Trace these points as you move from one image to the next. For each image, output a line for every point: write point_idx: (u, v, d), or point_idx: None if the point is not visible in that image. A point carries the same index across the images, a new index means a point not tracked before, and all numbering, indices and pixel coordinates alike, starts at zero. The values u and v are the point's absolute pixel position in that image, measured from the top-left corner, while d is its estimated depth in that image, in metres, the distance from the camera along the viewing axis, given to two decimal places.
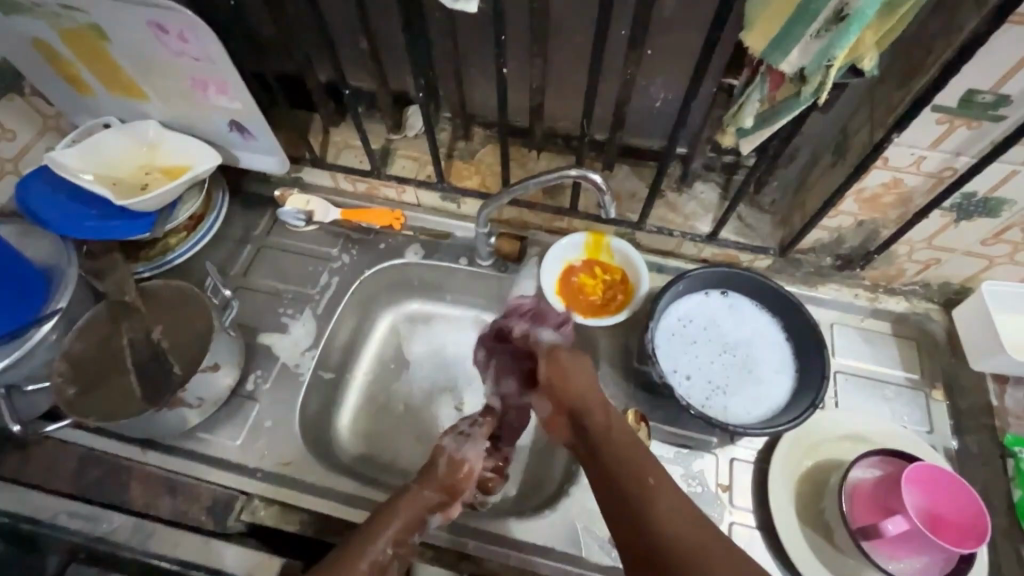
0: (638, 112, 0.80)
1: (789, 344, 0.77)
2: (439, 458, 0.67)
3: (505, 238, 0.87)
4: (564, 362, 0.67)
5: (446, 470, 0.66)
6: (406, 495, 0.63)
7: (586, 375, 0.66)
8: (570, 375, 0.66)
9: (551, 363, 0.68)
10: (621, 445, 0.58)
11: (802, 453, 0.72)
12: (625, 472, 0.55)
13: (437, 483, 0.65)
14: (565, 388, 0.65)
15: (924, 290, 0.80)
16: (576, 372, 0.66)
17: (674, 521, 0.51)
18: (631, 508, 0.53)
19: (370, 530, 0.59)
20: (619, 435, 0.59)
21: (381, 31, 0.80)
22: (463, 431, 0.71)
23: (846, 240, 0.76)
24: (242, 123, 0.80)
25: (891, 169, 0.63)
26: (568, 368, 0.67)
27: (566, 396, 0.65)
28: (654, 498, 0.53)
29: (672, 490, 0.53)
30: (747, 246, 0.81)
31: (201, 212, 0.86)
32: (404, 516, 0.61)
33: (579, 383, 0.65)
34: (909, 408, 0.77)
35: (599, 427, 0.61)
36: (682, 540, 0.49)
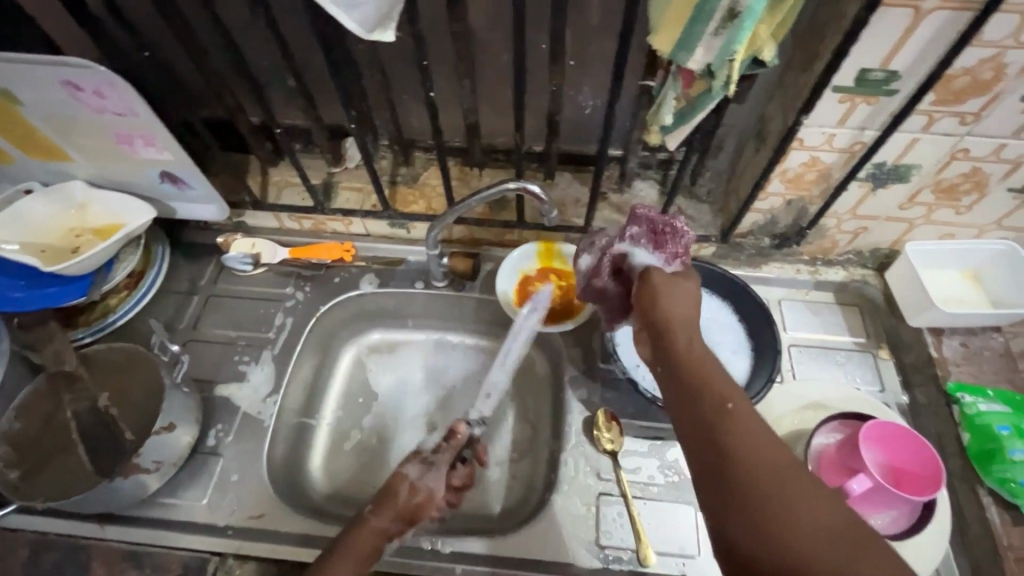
0: (571, 120, 0.82)
1: (741, 324, 0.80)
2: (399, 485, 0.67)
3: (458, 256, 0.88)
4: (659, 281, 0.60)
5: (408, 496, 0.66)
6: (364, 526, 0.63)
7: (681, 296, 0.59)
8: (665, 288, 0.59)
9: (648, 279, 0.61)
10: (704, 367, 0.52)
11: (768, 427, 0.75)
12: (703, 395, 0.50)
13: (396, 510, 0.65)
14: (652, 302, 0.59)
15: (858, 258, 0.85)
16: (671, 291, 0.59)
17: (752, 449, 0.45)
18: (705, 429, 0.48)
19: (321, 570, 0.58)
20: (698, 359, 0.54)
21: (308, 67, 0.80)
22: (427, 458, 0.71)
23: (779, 220, 0.80)
24: (173, 173, 0.79)
25: (807, 148, 0.67)
26: (660, 286, 0.59)
27: (653, 309, 0.59)
28: (731, 424, 0.47)
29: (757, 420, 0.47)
30: (690, 236, 0.84)
31: (141, 269, 0.84)
32: (363, 548, 0.61)
33: (682, 300, 0.59)
34: (860, 370, 0.80)
35: (679, 351, 0.55)
36: (761, 465, 0.44)
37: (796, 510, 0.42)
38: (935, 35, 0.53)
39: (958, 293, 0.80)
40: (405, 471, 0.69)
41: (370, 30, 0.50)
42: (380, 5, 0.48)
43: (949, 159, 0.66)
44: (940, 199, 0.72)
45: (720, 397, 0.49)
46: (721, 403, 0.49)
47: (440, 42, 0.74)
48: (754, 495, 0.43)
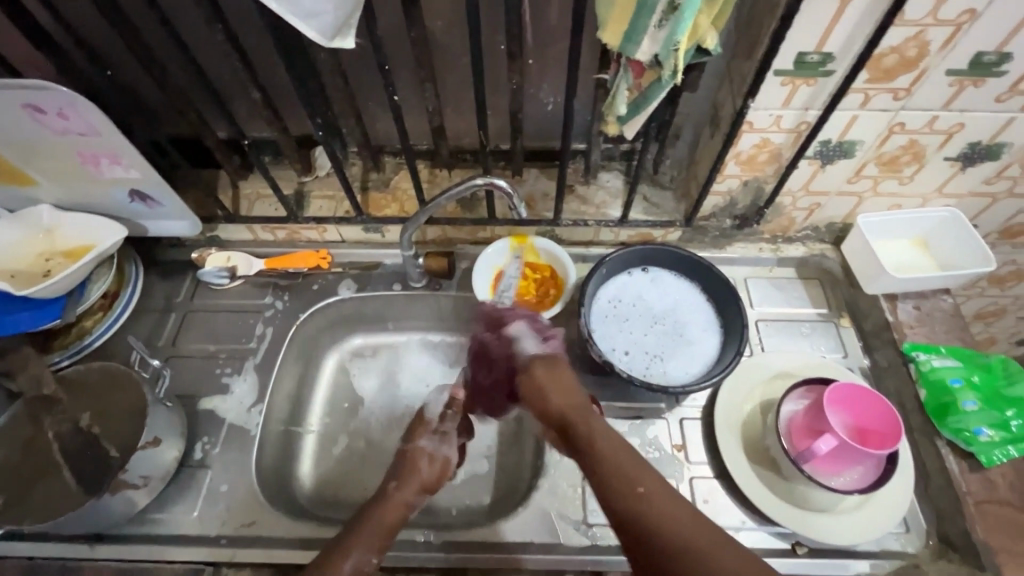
0: (534, 117, 0.85)
1: (710, 304, 0.83)
2: (420, 460, 0.73)
3: (432, 256, 0.88)
4: (542, 377, 0.73)
5: (427, 468, 0.72)
6: (389, 496, 0.67)
7: (567, 388, 0.72)
8: (547, 391, 0.72)
9: (532, 381, 0.73)
10: (614, 458, 0.62)
11: (741, 399, 0.78)
12: (615, 484, 0.59)
13: (419, 483, 0.71)
14: (548, 404, 0.71)
15: (815, 234, 0.90)
16: (556, 385, 0.72)
17: (667, 524, 0.54)
18: (626, 519, 0.56)
19: (348, 540, 0.61)
20: (607, 446, 0.63)
21: (272, 79, 0.81)
22: (439, 431, 0.78)
23: (738, 201, 0.83)
24: (142, 190, 0.79)
25: (757, 131, 0.70)
26: (540, 380, 0.73)
27: (551, 410, 0.71)
28: (644, 506, 0.56)
29: (664, 495, 0.57)
30: (656, 222, 0.87)
31: (115, 290, 0.84)
32: (391, 520, 0.65)
33: (559, 398, 0.71)
34: (824, 339, 0.85)
35: (585, 442, 0.65)
36: (675, 537, 0.53)
37: (711, 573, 0.49)
38: (861, 17, 0.57)
39: (909, 260, 0.85)
40: (423, 444, 0.75)
41: (331, 38, 0.52)
42: (338, 14, 0.50)
43: (888, 133, 0.70)
44: (884, 172, 0.77)
45: (630, 483, 0.58)
46: (632, 488, 0.58)
47: (401, 48, 0.76)
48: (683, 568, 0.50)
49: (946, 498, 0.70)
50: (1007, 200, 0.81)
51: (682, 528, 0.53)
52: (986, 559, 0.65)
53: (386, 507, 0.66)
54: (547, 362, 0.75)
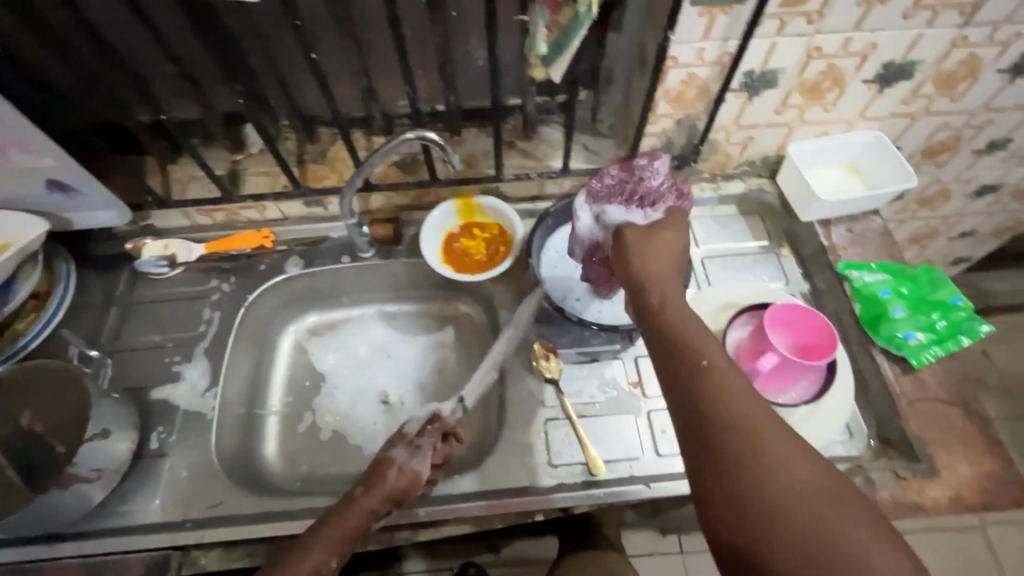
0: (466, 73, 0.84)
1: None
2: (387, 468, 0.66)
3: (378, 223, 0.88)
4: (635, 244, 0.63)
5: (397, 480, 0.66)
6: (355, 506, 0.63)
7: (660, 255, 0.62)
8: (644, 253, 0.63)
9: (641, 240, 0.63)
10: (677, 327, 0.57)
11: None
12: (677, 355, 0.55)
13: (383, 492, 0.65)
14: (642, 262, 0.62)
15: (752, 169, 0.92)
16: (652, 251, 0.63)
17: (733, 400, 0.50)
18: (685, 386, 0.52)
19: (304, 541, 0.60)
20: (676, 316, 0.58)
21: (186, 52, 0.77)
22: (413, 441, 0.70)
23: (674, 141, 0.85)
24: (60, 179, 0.75)
25: (682, 66, 0.71)
26: (650, 247, 0.63)
27: (632, 269, 0.62)
28: (707, 375, 0.52)
29: (731, 371, 0.52)
30: (598, 169, 0.88)
31: (47, 288, 0.81)
32: (348, 529, 0.62)
33: (664, 262, 0.62)
34: (766, 269, 0.88)
35: (653, 306, 0.60)
36: (740, 419, 0.49)
37: (776, 469, 0.46)
38: None
39: (840, 186, 0.88)
40: (392, 455, 0.68)
41: None
42: None
43: (807, 59, 0.72)
44: (808, 100, 0.79)
45: (693, 353, 0.54)
46: (696, 359, 0.53)
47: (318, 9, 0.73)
48: (735, 450, 0.47)
49: (884, 402, 0.74)
50: (925, 119, 0.84)
51: (750, 408, 0.49)
52: (920, 452, 0.70)
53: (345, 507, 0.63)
54: (654, 232, 0.64)
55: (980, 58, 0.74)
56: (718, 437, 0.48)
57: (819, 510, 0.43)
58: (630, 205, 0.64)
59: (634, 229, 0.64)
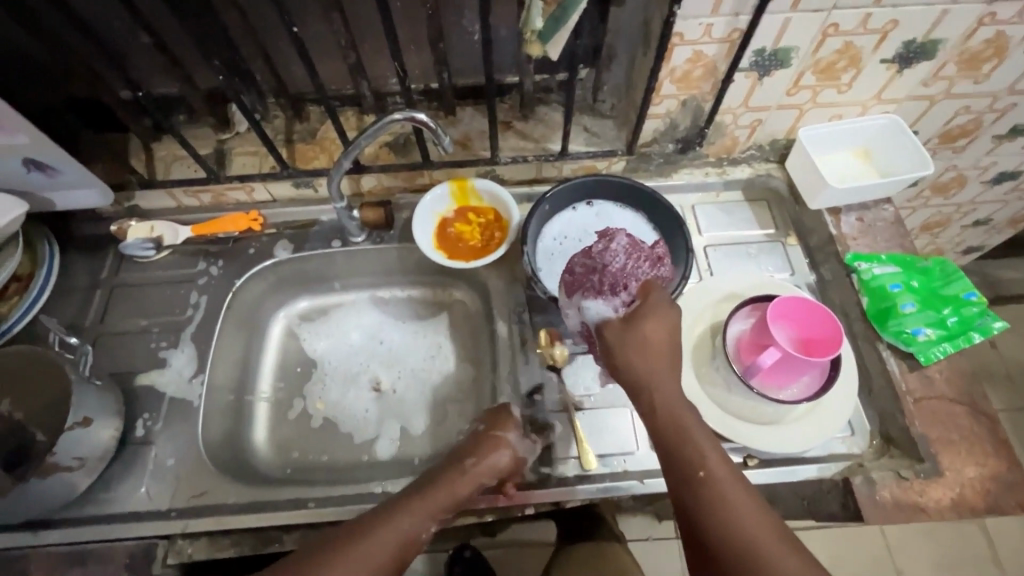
0: (462, 49, 0.80)
1: (657, 233, 0.82)
2: (501, 449, 0.67)
3: (368, 206, 0.84)
4: (623, 341, 0.61)
5: (501, 455, 0.66)
6: (467, 473, 0.64)
7: (658, 337, 0.61)
8: (628, 349, 0.61)
9: (624, 334, 0.62)
10: (677, 429, 0.58)
11: (690, 324, 0.78)
12: (677, 464, 0.57)
13: (495, 470, 0.66)
14: (630, 360, 0.61)
15: (760, 153, 0.89)
16: (640, 341, 0.61)
17: (734, 519, 0.53)
18: (687, 502, 0.55)
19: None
20: (668, 423, 0.58)
21: (165, 24, 0.73)
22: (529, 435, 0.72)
23: (679, 124, 0.81)
24: (36, 158, 0.72)
25: (689, 43, 0.67)
26: (634, 339, 0.61)
27: (617, 369, 0.62)
28: (710, 495, 0.54)
29: (732, 485, 0.55)
30: (598, 152, 0.84)
31: (31, 270, 0.79)
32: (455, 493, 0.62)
33: (655, 354, 0.61)
34: (771, 259, 0.85)
35: (647, 406, 0.60)
36: (744, 536, 0.52)
37: None
38: None
39: (852, 172, 0.84)
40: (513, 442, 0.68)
41: None
42: None
43: (822, 36, 0.68)
44: (822, 80, 0.74)
45: (695, 466, 0.56)
46: (695, 475, 0.55)
47: None
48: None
49: (887, 399, 0.72)
50: (945, 102, 0.80)
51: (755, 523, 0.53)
52: (924, 452, 0.68)
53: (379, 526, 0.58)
54: (643, 316, 0.62)
55: (1008, 36, 0.69)
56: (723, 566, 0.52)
57: None
58: (604, 295, 0.65)
59: (614, 327, 0.63)
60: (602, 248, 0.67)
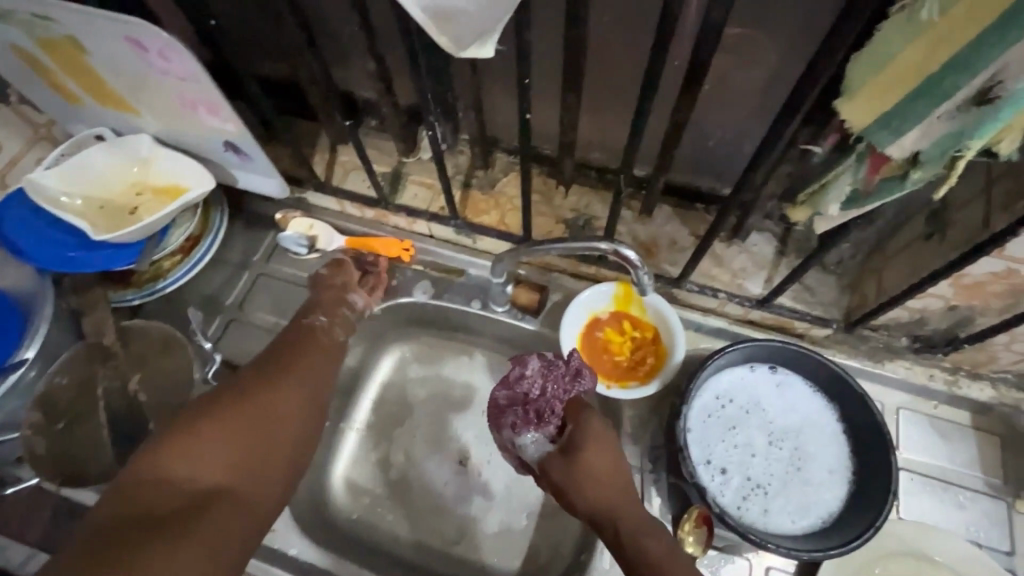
0: (686, 151, 0.68)
1: (845, 436, 0.65)
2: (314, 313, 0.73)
3: (524, 287, 0.78)
4: (572, 467, 0.60)
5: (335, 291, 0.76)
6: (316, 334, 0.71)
7: (608, 460, 0.60)
8: (581, 485, 0.59)
9: (568, 467, 0.60)
10: (640, 548, 0.53)
11: (852, 571, 0.62)
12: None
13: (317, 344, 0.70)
14: (584, 496, 0.58)
15: (1016, 379, 0.68)
16: (595, 464, 0.59)
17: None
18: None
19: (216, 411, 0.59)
20: (631, 544, 0.54)
21: (390, 44, 0.69)
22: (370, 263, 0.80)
23: (928, 322, 0.63)
24: (236, 144, 0.72)
25: (1006, 259, 0.50)
26: (578, 471, 0.59)
27: (584, 510, 0.58)
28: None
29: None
30: (804, 314, 0.69)
31: (199, 232, 0.79)
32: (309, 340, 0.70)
33: (606, 483, 0.58)
34: (983, 521, 0.66)
35: (613, 540, 0.56)
36: None
37: None
38: None
39: None
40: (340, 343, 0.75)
41: (463, 48, 0.39)
42: (483, 15, 0.37)
43: None
44: None
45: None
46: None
47: (545, 39, 0.61)
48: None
49: None
50: None
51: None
52: None
53: (299, 360, 0.67)
54: (577, 444, 0.61)
55: None
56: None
57: None
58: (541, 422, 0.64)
59: (554, 459, 0.61)
60: (517, 376, 0.65)
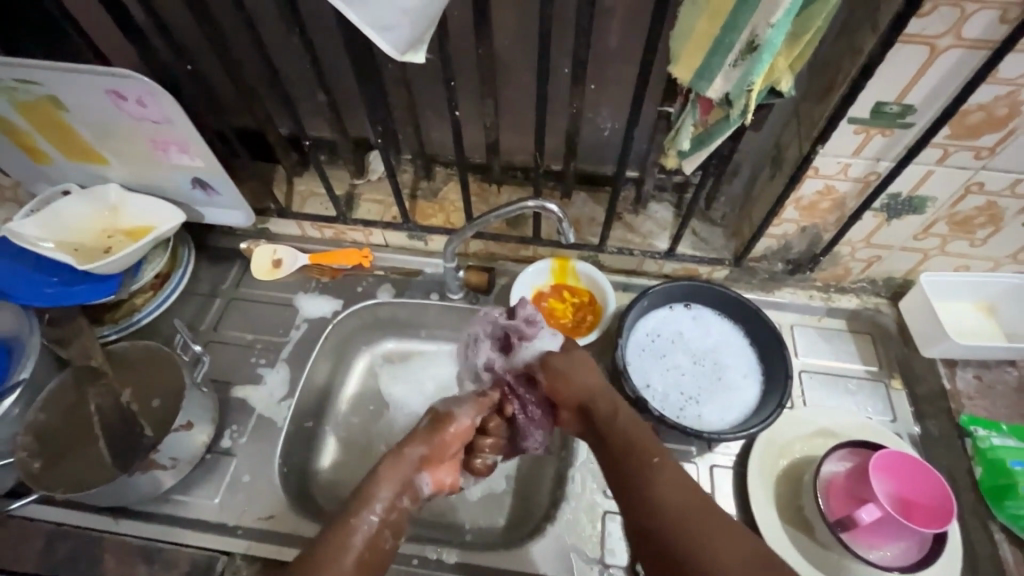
0: (589, 141, 0.85)
1: (753, 348, 0.80)
2: (424, 418, 0.72)
3: (473, 270, 0.88)
4: (563, 365, 0.72)
5: (432, 429, 0.71)
6: (398, 458, 0.67)
7: (590, 371, 0.71)
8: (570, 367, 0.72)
9: (558, 358, 0.73)
10: (619, 439, 0.64)
11: (777, 452, 0.74)
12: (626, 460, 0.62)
13: (423, 439, 0.69)
14: (568, 385, 0.71)
15: (872, 286, 0.86)
16: (579, 370, 0.71)
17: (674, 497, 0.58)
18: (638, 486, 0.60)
19: (355, 508, 0.62)
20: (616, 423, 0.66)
21: (337, 81, 0.82)
22: (453, 396, 0.75)
23: (793, 245, 0.80)
24: (205, 179, 0.81)
25: (822, 177, 0.68)
26: (570, 365, 0.72)
27: (565, 390, 0.71)
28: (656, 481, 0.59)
29: (668, 470, 0.60)
30: (704, 258, 0.85)
31: (168, 269, 0.86)
32: (394, 479, 0.65)
33: (587, 376, 0.71)
34: (871, 399, 0.80)
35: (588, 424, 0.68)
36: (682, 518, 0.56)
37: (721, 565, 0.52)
38: (950, 70, 0.54)
39: (974, 326, 0.80)
40: (432, 404, 0.74)
41: (402, 52, 0.51)
42: (414, 29, 0.50)
43: (964, 192, 0.67)
44: (955, 231, 0.73)
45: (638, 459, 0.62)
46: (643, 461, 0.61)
47: (465, 60, 0.76)
48: (676, 524, 0.56)
49: None
50: None
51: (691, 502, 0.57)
52: None
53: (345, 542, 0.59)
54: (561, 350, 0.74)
55: None
56: (678, 524, 0.56)
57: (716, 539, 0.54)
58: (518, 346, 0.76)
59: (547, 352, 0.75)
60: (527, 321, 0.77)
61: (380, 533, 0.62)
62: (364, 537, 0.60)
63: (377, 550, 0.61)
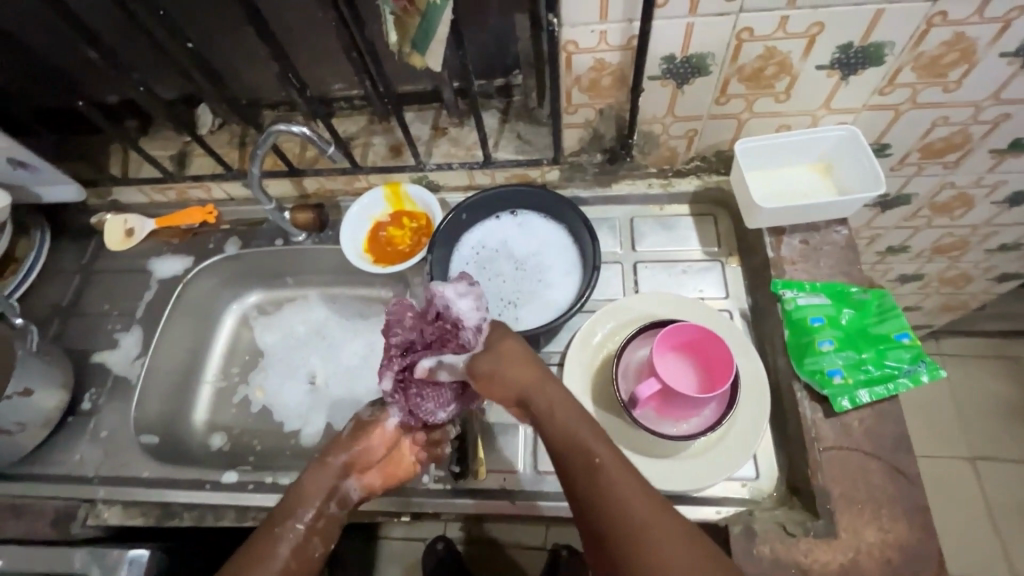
0: (391, 57, 0.81)
1: (575, 246, 0.79)
2: (344, 429, 0.69)
3: (298, 209, 0.90)
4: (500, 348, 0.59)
5: (355, 438, 0.67)
6: (325, 464, 0.65)
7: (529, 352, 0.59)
8: (505, 363, 0.58)
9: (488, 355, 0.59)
10: (563, 425, 0.53)
11: (600, 342, 0.74)
12: (570, 453, 0.52)
13: (345, 451, 0.66)
14: (503, 379, 0.58)
15: (708, 165, 0.81)
16: (517, 354, 0.58)
17: (620, 496, 0.48)
18: (581, 491, 0.50)
19: (277, 518, 0.60)
20: (554, 415, 0.54)
21: (121, 37, 0.80)
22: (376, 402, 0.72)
23: (603, 133, 0.77)
24: (18, 158, 0.82)
25: (586, 51, 0.64)
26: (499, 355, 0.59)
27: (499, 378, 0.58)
28: (603, 478, 0.49)
29: (619, 465, 0.50)
30: (527, 161, 0.82)
31: (25, 253, 0.92)
32: (317, 490, 0.63)
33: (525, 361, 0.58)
34: (706, 279, 0.79)
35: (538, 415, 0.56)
36: (630, 514, 0.47)
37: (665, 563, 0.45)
38: None
39: (805, 189, 0.76)
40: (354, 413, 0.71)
41: None
42: None
43: (737, 42, 0.62)
44: (753, 88, 0.68)
45: (585, 452, 0.51)
46: (586, 461, 0.50)
47: None
48: (628, 537, 0.46)
49: (797, 444, 0.64)
50: (913, 111, 0.70)
51: (635, 498, 0.48)
52: (822, 506, 0.59)
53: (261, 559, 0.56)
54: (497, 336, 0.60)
55: (971, 37, 0.60)
56: (609, 534, 0.47)
57: (655, 536, 0.46)
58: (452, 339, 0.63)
59: (479, 356, 0.59)
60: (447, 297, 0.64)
61: (308, 541, 0.60)
62: (286, 549, 0.58)
63: (303, 559, 0.59)
